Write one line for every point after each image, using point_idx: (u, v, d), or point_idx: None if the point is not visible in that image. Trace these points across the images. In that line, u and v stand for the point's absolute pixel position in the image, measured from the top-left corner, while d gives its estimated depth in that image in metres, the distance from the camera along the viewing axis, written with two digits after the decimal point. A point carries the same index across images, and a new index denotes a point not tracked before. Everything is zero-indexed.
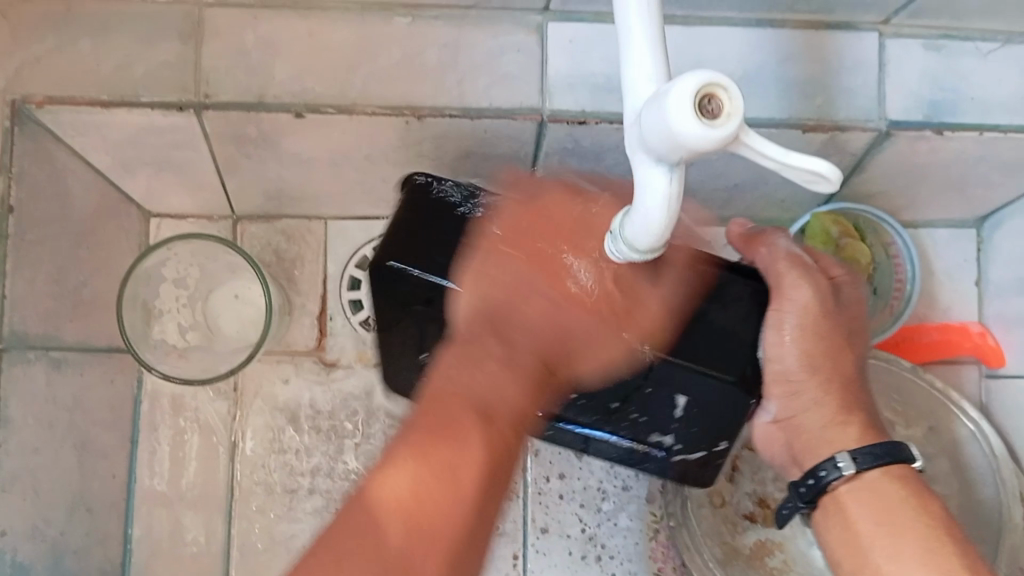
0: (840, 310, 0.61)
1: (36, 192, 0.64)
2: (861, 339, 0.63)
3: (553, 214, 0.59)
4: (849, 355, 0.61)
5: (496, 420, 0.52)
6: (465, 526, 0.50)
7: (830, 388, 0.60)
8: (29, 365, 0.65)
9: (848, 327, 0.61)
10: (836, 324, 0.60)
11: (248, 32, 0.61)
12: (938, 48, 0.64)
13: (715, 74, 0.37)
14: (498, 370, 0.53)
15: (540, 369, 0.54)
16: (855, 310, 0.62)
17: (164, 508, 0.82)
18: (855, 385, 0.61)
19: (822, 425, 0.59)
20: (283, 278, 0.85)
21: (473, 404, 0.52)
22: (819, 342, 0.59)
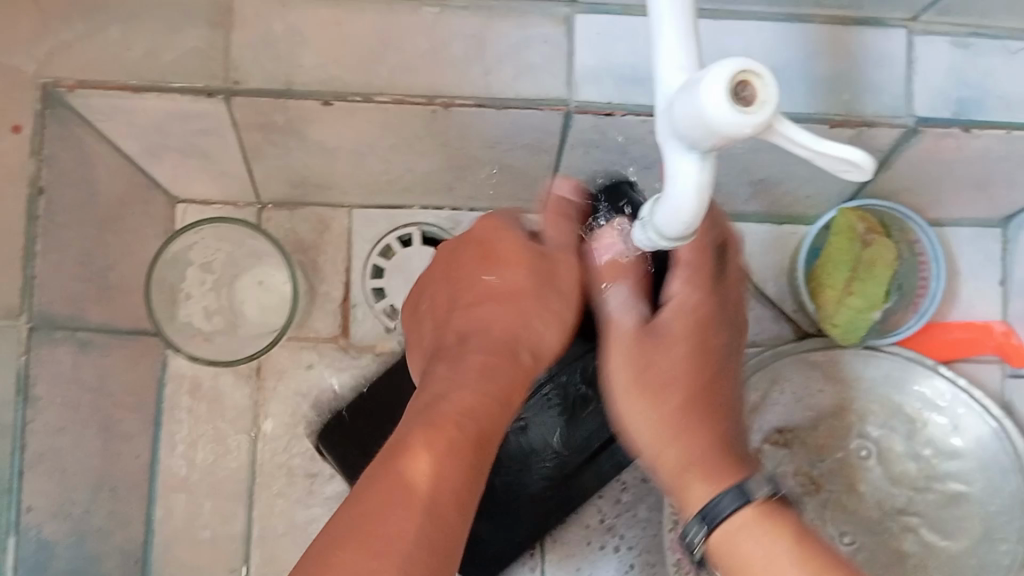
0: (679, 340, 0.56)
1: (66, 175, 0.64)
2: (716, 348, 0.58)
3: (445, 257, 0.63)
4: (698, 380, 0.57)
5: (468, 403, 0.52)
6: (437, 496, 0.48)
7: (684, 433, 0.55)
8: (57, 346, 0.65)
9: (690, 344, 0.57)
10: (665, 360, 0.56)
11: (277, 21, 0.62)
12: (967, 45, 0.64)
13: (749, 62, 0.37)
14: (455, 378, 0.54)
15: (486, 362, 0.54)
16: (704, 326, 0.57)
17: (186, 491, 0.83)
18: (718, 412, 0.57)
19: (667, 469, 0.56)
20: (308, 266, 0.85)
21: (423, 408, 0.52)
22: (653, 390, 0.56)
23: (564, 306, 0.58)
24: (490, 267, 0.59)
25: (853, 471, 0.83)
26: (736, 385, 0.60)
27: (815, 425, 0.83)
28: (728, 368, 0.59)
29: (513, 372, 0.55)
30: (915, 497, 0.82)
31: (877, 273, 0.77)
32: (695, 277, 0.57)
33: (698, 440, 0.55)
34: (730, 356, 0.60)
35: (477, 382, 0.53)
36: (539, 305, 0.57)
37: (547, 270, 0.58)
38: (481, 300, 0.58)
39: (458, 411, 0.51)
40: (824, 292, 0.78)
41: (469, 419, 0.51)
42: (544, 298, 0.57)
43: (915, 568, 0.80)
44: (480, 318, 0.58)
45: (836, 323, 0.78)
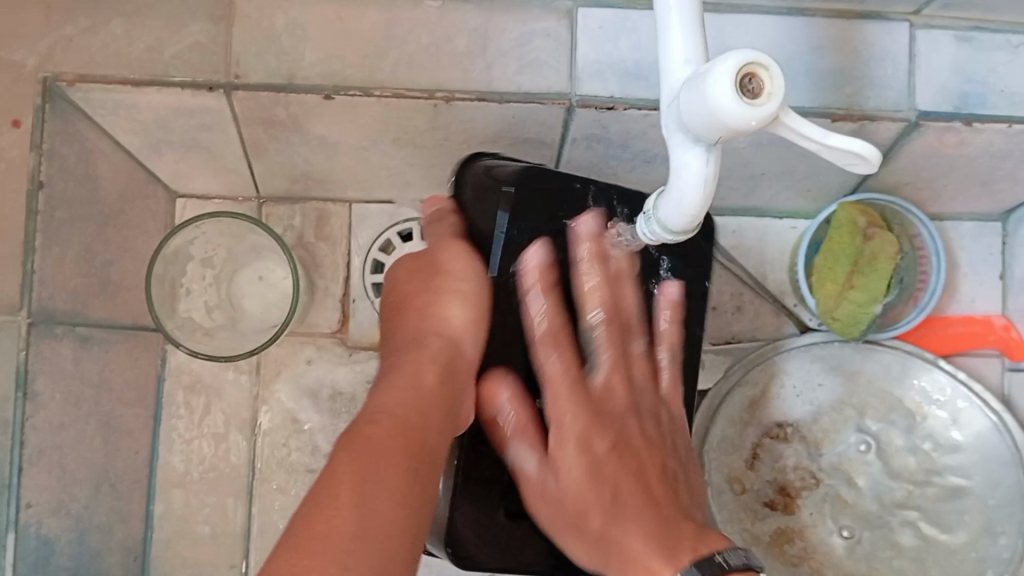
0: (570, 463, 0.60)
1: (66, 170, 0.64)
2: (614, 455, 0.61)
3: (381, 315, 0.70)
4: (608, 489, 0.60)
5: (383, 405, 0.54)
6: (377, 491, 0.47)
7: (617, 541, 0.58)
8: (56, 341, 0.65)
9: (587, 464, 0.61)
10: (562, 488, 0.60)
11: (279, 14, 0.61)
12: (969, 40, 0.64)
13: (757, 53, 0.37)
14: (377, 394, 0.56)
15: (406, 375, 0.57)
16: (592, 441, 0.61)
17: (186, 487, 0.83)
18: (643, 510, 0.59)
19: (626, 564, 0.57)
20: (308, 261, 0.85)
21: (359, 423, 0.52)
22: (574, 517, 0.59)
23: (457, 284, 0.61)
24: (395, 288, 0.65)
25: (852, 467, 0.83)
26: (654, 473, 0.62)
27: (817, 419, 0.84)
28: (641, 461, 0.62)
29: (427, 366, 0.57)
30: (915, 491, 0.82)
31: (878, 268, 0.76)
32: (563, 392, 0.61)
33: (633, 539, 0.58)
34: (636, 451, 0.62)
35: (395, 386, 0.56)
36: (437, 296, 0.61)
37: (429, 276, 0.62)
38: (398, 315, 0.63)
39: (377, 413, 0.53)
40: (824, 285, 0.78)
41: (387, 412, 0.53)
42: (439, 289, 0.61)
43: (912, 560, 0.81)
44: (400, 334, 0.62)
45: (836, 317, 0.78)
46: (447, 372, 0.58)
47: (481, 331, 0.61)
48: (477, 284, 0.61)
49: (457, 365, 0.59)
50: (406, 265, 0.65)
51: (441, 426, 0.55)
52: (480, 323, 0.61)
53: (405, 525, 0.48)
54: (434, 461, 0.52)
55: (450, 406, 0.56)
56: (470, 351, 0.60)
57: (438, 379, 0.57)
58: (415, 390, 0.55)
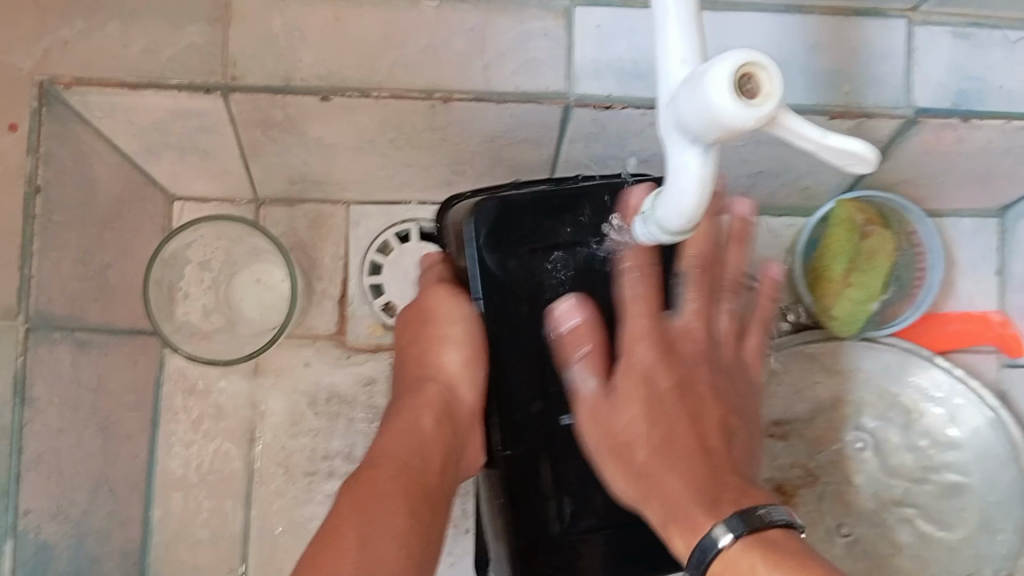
0: (631, 399, 0.56)
1: (63, 174, 0.64)
2: (674, 390, 0.56)
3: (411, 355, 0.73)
4: (660, 431, 0.54)
5: (385, 451, 0.58)
6: (379, 512, 0.52)
7: (657, 478, 0.53)
8: (54, 345, 0.65)
9: (645, 395, 0.55)
10: (620, 420, 0.56)
11: (276, 16, 0.61)
12: (967, 36, 0.64)
13: (755, 53, 0.37)
14: (381, 439, 0.59)
15: (407, 420, 0.61)
16: (653, 378, 0.56)
17: (185, 490, 0.83)
18: (693, 447, 0.53)
19: (661, 512, 0.52)
20: (305, 263, 0.85)
21: (366, 463, 0.57)
22: (618, 446, 0.55)
23: (447, 330, 0.63)
24: (403, 338, 0.69)
25: (852, 464, 0.83)
26: (715, 419, 0.56)
27: (814, 418, 0.83)
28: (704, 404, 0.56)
29: (424, 412, 0.61)
30: (914, 488, 0.82)
31: (876, 265, 0.77)
32: (637, 322, 0.57)
33: (673, 480, 0.52)
34: (698, 395, 0.56)
35: (394, 432, 0.59)
36: (432, 344, 0.64)
37: (423, 324, 0.65)
38: (408, 363, 0.67)
39: (377, 460, 0.57)
40: (822, 283, 0.78)
41: (386, 457, 0.57)
42: (434, 337, 0.64)
43: (911, 557, 0.81)
44: (409, 383, 0.66)
45: (834, 314, 0.78)
46: (444, 415, 0.61)
47: (477, 372, 0.63)
48: (464, 325, 0.62)
49: (452, 409, 0.62)
50: (406, 321, 0.68)
51: (440, 467, 0.58)
52: (474, 365, 0.63)
53: (410, 555, 0.51)
54: (433, 501, 0.56)
55: (446, 447, 0.60)
56: (467, 393, 0.64)
57: (434, 424, 0.60)
58: (413, 437, 0.59)
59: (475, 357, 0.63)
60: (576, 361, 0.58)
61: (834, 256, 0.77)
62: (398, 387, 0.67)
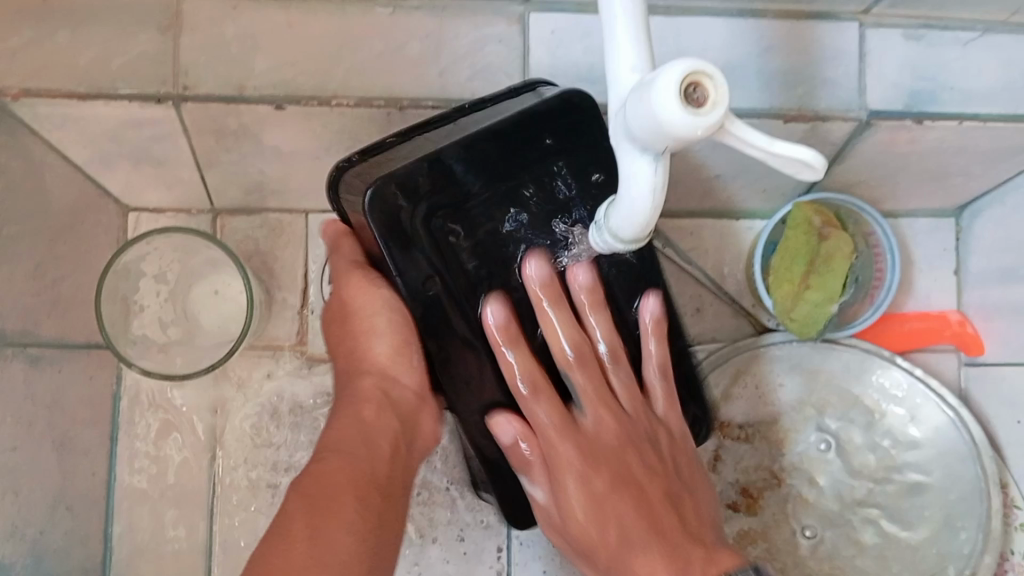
0: (575, 498, 0.58)
1: (13, 187, 0.63)
2: (610, 486, 0.58)
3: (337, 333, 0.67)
4: (619, 528, 0.57)
5: (330, 447, 0.56)
6: (330, 500, 0.51)
7: (625, 561, 0.56)
8: (7, 362, 0.64)
9: (589, 494, 0.58)
10: (577, 520, 0.58)
11: (228, 24, 0.61)
12: (918, 38, 0.65)
13: (702, 63, 0.37)
14: (325, 433, 0.58)
15: (350, 412, 0.58)
16: (588, 480, 0.58)
17: (145, 505, 0.82)
18: (653, 525, 0.57)
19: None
20: (264, 273, 0.84)
21: (319, 452, 0.56)
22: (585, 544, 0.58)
23: (371, 321, 0.58)
24: (331, 326, 0.64)
25: (814, 465, 0.84)
26: (656, 492, 0.59)
27: (777, 419, 0.84)
28: (641, 484, 0.59)
29: (365, 405, 0.58)
30: (876, 488, 0.83)
31: (833, 266, 0.77)
32: (559, 440, 0.58)
33: (641, 558, 0.56)
34: (638, 479, 0.59)
35: (336, 426, 0.57)
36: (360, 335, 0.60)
37: (347, 313, 0.60)
38: (342, 353, 0.63)
39: (323, 456, 0.55)
40: (781, 286, 0.78)
41: (332, 452, 0.55)
42: (360, 330, 0.60)
43: (874, 558, 0.81)
44: (346, 372, 0.62)
45: (794, 317, 0.78)
46: (386, 405, 0.59)
47: (413, 358, 0.60)
48: (389, 314, 0.58)
49: (394, 398, 0.60)
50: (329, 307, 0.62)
51: (388, 456, 0.57)
52: (408, 350, 0.59)
53: (363, 553, 0.50)
54: (387, 487, 0.55)
55: (394, 435, 0.58)
56: (407, 377, 0.60)
57: (377, 415, 0.58)
58: (357, 430, 0.57)
59: (405, 343, 0.59)
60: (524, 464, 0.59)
61: (796, 257, 0.77)
62: (336, 375, 0.64)
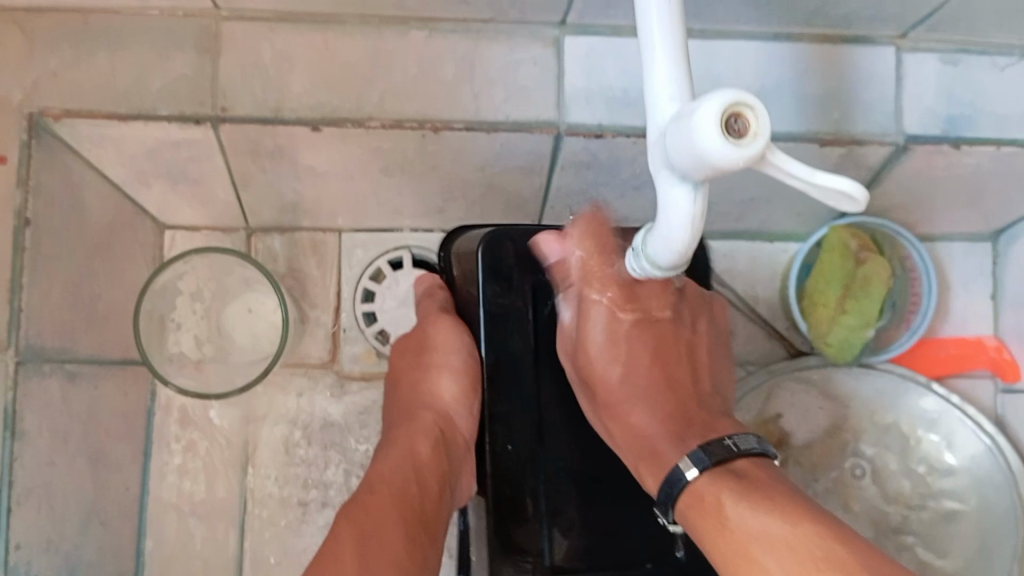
0: (591, 335, 0.57)
1: (51, 206, 0.64)
2: (632, 335, 0.57)
3: (393, 371, 0.69)
4: (624, 385, 0.56)
5: (378, 480, 0.56)
6: (380, 533, 0.51)
7: (622, 409, 0.56)
8: (44, 378, 0.64)
9: (610, 336, 0.57)
10: (593, 356, 0.56)
11: (265, 45, 0.61)
12: (956, 62, 0.64)
13: (743, 94, 0.36)
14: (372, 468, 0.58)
15: (407, 443, 0.59)
16: (617, 315, 0.57)
17: (177, 520, 0.82)
18: (654, 398, 0.56)
19: (633, 455, 0.55)
20: (297, 291, 0.85)
21: (369, 483, 0.56)
22: (590, 380, 0.56)
23: (446, 360, 0.61)
24: (402, 362, 0.67)
25: (849, 491, 0.82)
26: (677, 358, 0.58)
27: (809, 446, 0.83)
28: (662, 346, 0.58)
29: (419, 440, 0.59)
30: (911, 515, 0.82)
31: (871, 290, 0.75)
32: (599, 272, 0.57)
33: (644, 419, 0.55)
34: (664, 339, 0.58)
35: (388, 459, 0.58)
36: (427, 372, 0.62)
37: (420, 353, 0.63)
38: (406, 388, 0.65)
39: (374, 487, 0.55)
40: (816, 310, 0.77)
41: (379, 486, 0.55)
42: (430, 364, 0.62)
43: None
44: (405, 411, 0.64)
45: (829, 342, 0.77)
46: (440, 444, 0.59)
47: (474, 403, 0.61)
48: (464, 356, 0.61)
49: (448, 438, 0.60)
50: (409, 338, 0.66)
51: (436, 494, 0.57)
52: (472, 393, 0.61)
53: None
54: (430, 523, 0.55)
55: (442, 474, 0.58)
56: (464, 423, 0.61)
57: (429, 451, 0.58)
58: (408, 466, 0.57)
59: (471, 386, 0.61)
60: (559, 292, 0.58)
61: (839, 281, 0.76)
62: (393, 421, 0.65)
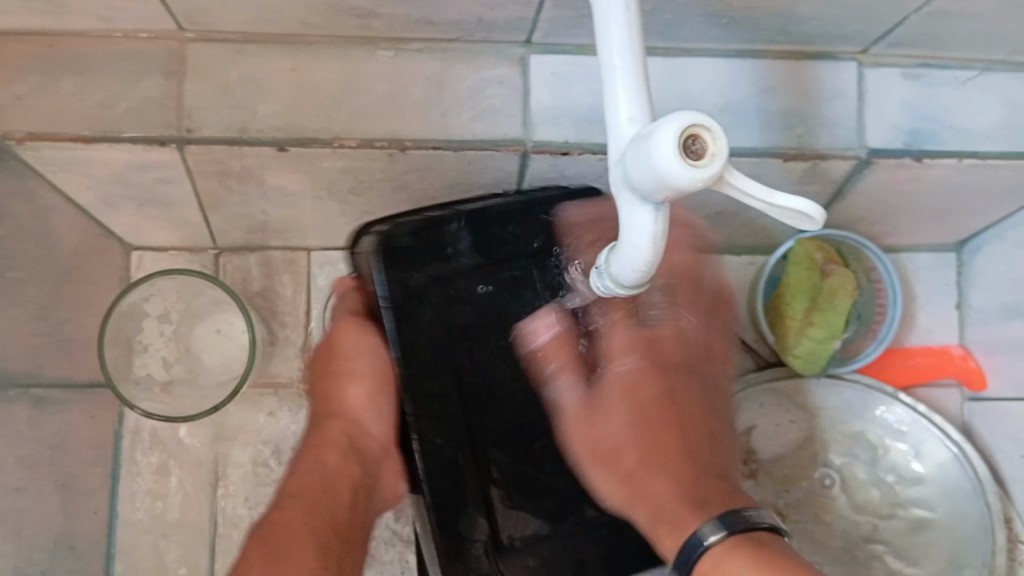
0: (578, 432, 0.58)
1: (15, 230, 0.63)
2: (657, 403, 0.59)
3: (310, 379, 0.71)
4: (625, 463, 0.57)
5: (291, 495, 0.59)
6: (286, 553, 0.54)
7: (638, 477, 0.57)
8: (11, 404, 0.64)
9: (631, 405, 0.58)
10: (609, 427, 0.58)
11: (232, 67, 0.61)
12: (916, 77, 0.65)
13: (700, 116, 0.37)
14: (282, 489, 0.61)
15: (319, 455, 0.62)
16: (644, 378, 0.59)
17: (148, 544, 0.81)
18: (657, 464, 0.57)
19: (653, 527, 0.55)
20: (267, 311, 0.84)
21: (281, 498, 0.59)
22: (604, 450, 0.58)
23: (354, 366, 0.63)
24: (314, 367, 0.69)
25: (819, 501, 0.83)
26: (700, 428, 0.59)
27: (779, 459, 0.84)
28: (686, 416, 0.59)
29: (328, 450, 0.62)
30: (881, 524, 0.82)
31: (837, 302, 0.77)
32: (619, 345, 0.60)
33: (661, 484, 0.56)
34: (681, 404, 0.59)
35: (299, 472, 0.61)
36: (337, 379, 0.64)
37: (330, 360, 0.64)
38: (318, 391, 0.67)
39: (285, 504, 0.58)
40: (783, 322, 0.78)
41: (287, 503, 0.58)
42: (339, 371, 0.64)
43: None
44: (319, 414, 0.66)
45: (796, 353, 0.78)
46: (349, 451, 0.62)
47: (383, 406, 0.63)
48: (373, 359, 0.62)
49: (359, 444, 0.63)
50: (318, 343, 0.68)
51: (348, 503, 0.60)
52: (380, 398, 0.63)
53: None
54: (343, 531, 0.58)
55: (353, 481, 0.61)
56: (376, 427, 0.63)
57: (339, 462, 0.61)
58: (319, 476, 0.60)
59: (379, 390, 0.63)
60: (560, 381, 0.59)
61: (807, 294, 0.77)
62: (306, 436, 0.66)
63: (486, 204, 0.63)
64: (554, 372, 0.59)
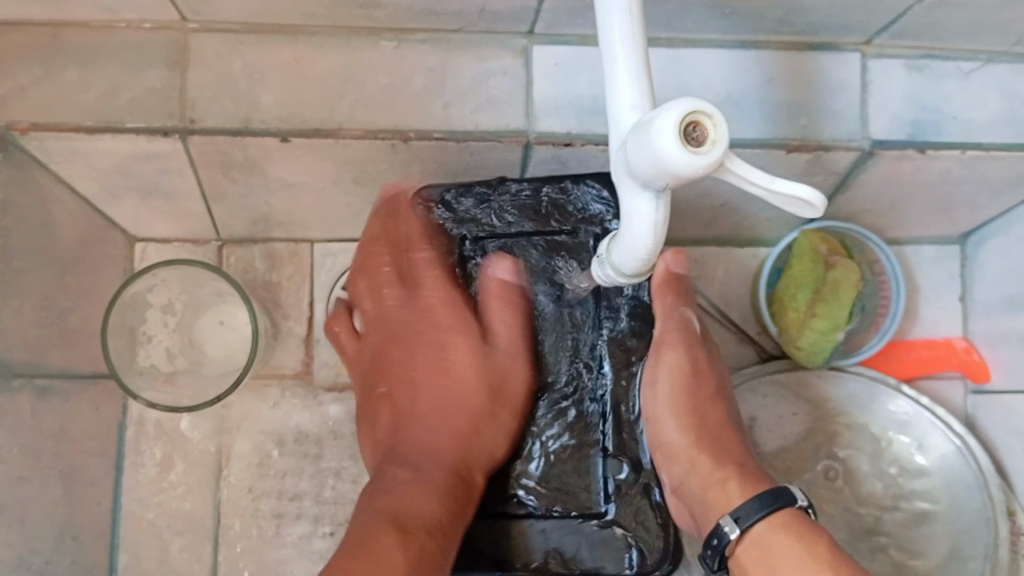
0: (664, 375, 0.65)
1: (18, 221, 0.63)
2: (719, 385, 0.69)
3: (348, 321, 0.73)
4: (693, 419, 0.66)
5: (429, 521, 0.59)
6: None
7: (700, 426, 0.66)
8: (14, 393, 0.64)
9: (711, 374, 0.68)
10: (693, 373, 0.67)
11: (234, 58, 0.61)
12: (920, 68, 0.65)
13: (701, 102, 0.37)
14: (394, 471, 0.63)
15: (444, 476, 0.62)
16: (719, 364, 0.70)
17: (152, 535, 0.82)
18: (716, 433, 0.67)
19: (701, 487, 0.64)
20: (270, 303, 0.85)
21: (415, 520, 0.59)
22: (684, 394, 0.66)
23: (509, 422, 0.65)
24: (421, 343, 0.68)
25: (822, 494, 0.83)
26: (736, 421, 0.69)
27: (782, 452, 0.83)
28: (731, 409, 0.69)
29: (459, 486, 0.62)
30: (884, 516, 0.82)
31: (841, 295, 0.76)
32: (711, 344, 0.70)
33: (723, 444, 0.66)
34: (731, 399, 0.70)
35: (430, 495, 0.60)
36: (491, 421, 0.65)
37: (487, 393, 0.66)
38: (430, 379, 0.67)
39: (421, 529, 0.58)
40: (787, 314, 0.78)
41: (415, 490, 0.61)
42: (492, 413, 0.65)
43: None
44: (424, 412, 0.66)
45: (800, 345, 0.78)
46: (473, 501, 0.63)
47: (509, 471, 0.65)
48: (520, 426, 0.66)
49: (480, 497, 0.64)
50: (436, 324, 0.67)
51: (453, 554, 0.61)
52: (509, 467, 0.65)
53: None
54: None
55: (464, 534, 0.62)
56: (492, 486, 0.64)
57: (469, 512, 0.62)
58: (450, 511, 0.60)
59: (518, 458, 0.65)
60: (675, 308, 0.67)
61: (812, 286, 0.76)
62: (385, 410, 0.68)
63: (511, 181, 0.66)
64: (673, 304, 0.66)
